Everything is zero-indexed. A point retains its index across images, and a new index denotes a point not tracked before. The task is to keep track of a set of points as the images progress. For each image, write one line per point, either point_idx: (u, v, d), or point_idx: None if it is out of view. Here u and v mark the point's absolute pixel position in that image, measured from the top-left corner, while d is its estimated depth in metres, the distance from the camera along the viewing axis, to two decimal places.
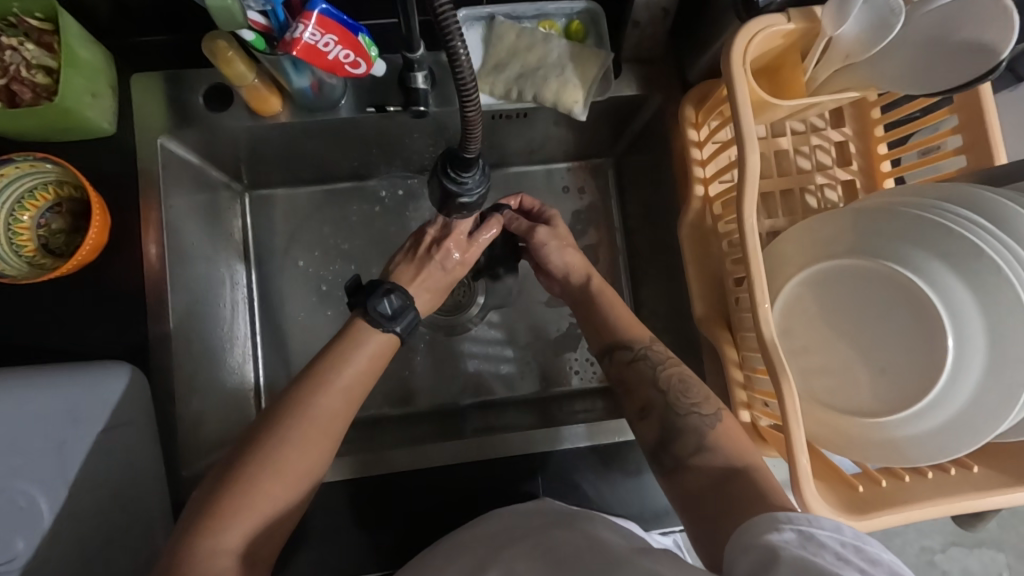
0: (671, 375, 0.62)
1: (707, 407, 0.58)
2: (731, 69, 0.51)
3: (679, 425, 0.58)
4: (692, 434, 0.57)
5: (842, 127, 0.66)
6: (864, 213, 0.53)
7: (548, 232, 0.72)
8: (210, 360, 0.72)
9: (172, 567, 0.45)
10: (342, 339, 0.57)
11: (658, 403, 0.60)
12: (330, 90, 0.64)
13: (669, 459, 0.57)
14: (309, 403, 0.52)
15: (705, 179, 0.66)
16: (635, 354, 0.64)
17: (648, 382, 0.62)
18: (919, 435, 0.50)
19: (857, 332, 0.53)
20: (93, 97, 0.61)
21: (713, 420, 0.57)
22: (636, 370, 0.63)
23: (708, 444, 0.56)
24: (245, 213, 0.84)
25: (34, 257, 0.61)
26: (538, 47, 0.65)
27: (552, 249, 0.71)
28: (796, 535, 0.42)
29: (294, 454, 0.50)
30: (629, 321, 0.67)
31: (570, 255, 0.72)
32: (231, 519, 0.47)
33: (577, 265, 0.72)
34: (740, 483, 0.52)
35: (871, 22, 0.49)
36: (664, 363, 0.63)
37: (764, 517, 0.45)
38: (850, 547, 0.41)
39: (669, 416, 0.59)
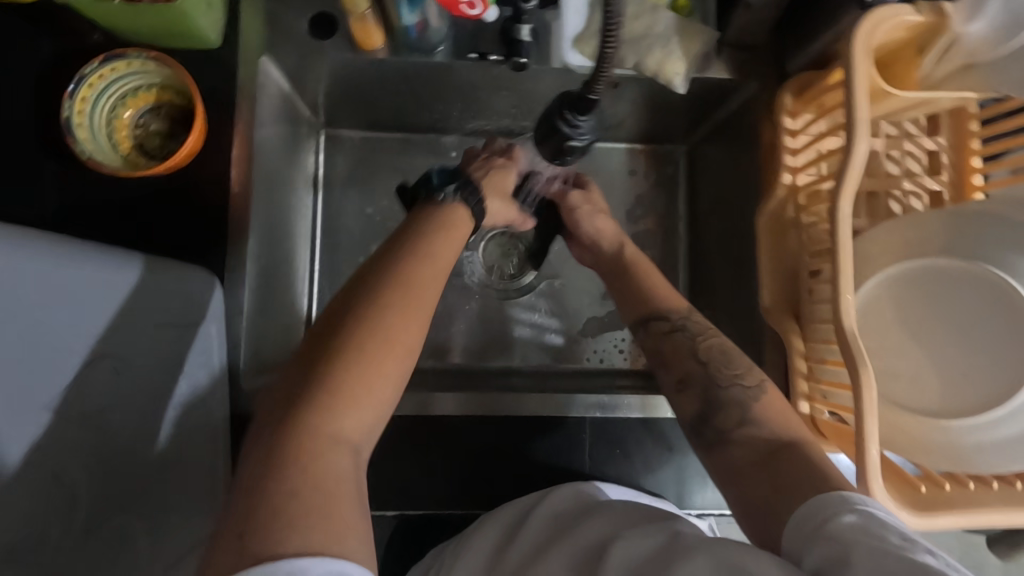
0: (711, 347, 0.61)
1: (750, 379, 0.58)
2: (852, 51, 0.51)
3: (720, 397, 0.57)
4: (734, 408, 0.56)
5: (938, 136, 0.66)
6: (965, 217, 0.53)
7: (582, 197, 0.75)
8: (276, 284, 0.73)
9: (287, 439, 0.40)
10: (419, 230, 0.55)
11: (698, 375, 0.60)
12: (434, 31, 0.65)
13: (709, 433, 0.57)
14: (404, 280, 0.49)
15: (795, 168, 0.64)
16: (671, 325, 0.64)
17: (686, 354, 0.61)
18: (990, 443, 0.50)
19: (939, 334, 0.53)
20: (207, 6, 0.61)
21: (757, 393, 0.56)
22: (671, 341, 0.63)
23: (752, 417, 0.55)
24: (318, 151, 0.85)
25: (128, 155, 0.62)
26: (645, 17, 0.65)
27: (583, 212, 0.74)
28: (856, 516, 0.41)
29: (395, 331, 0.46)
30: (669, 291, 0.67)
31: (602, 223, 0.74)
32: (350, 388, 0.43)
33: (608, 233, 0.74)
34: (789, 457, 0.50)
35: (1003, 22, 0.49)
36: (702, 334, 0.62)
37: (823, 496, 0.44)
38: (913, 530, 0.40)
39: (710, 387, 0.58)
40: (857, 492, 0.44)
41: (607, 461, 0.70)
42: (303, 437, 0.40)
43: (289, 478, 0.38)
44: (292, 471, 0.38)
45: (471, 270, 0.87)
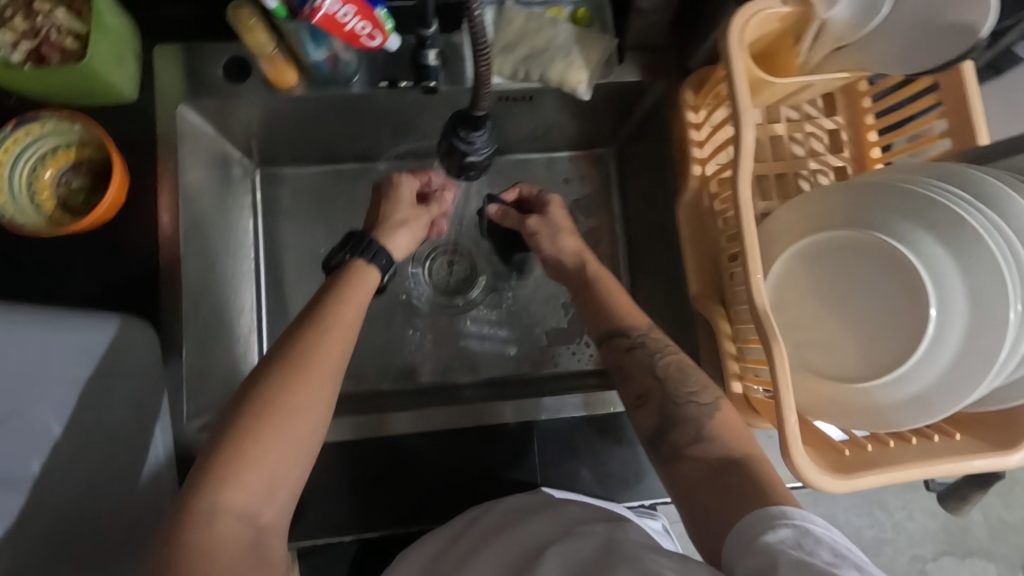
0: (669, 364, 0.63)
1: (706, 396, 0.60)
2: (729, 48, 0.54)
3: (677, 415, 0.60)
4: (690, 424, 0.59)
5: (835, 116, 0.69)
6: (856, 188, 0.56)
7: (541, 221, 0.75)
8: (219, 325, 0.74)
9: (184, 509, 0.48)
10: (337, 283, 0.60)
11: (654, 391, 0.62)
12: (344, 66, 0.67)
13: (666, 449, 0.60)
14: (298, 344, 0.54)
15: (702, 159, 0.68)
16: (632, 341, 0.66)
17: (645, 371, 0.64)
18: (904, 400, 0.52)
19: (847, 302, 0.55)
20: (118, 63, 0.63)
21: (712, 410, 0.59)
22: (633, 359, 0.65)
23: (706, 434, 0.58)
24: (255, 190, 0.87)
25: (53, 214, 0.63)
26: (545, 31, 0.68)
27: (544, 236, 0.74)
28: (790, 530, 0.47)
29: (301, 402, 0.52)
30: (616, 302, 0.69)
31: (565, 240, 0.74)
32: (235, 462, 0.49)
33: (571, 250, 0.74)
34: (738, 474, 0.55)
35: (859, 6, 0.53)
36: (661, 351, 0.64)
37: (763, 510, 0.50)
38: (839, 545, 0.46)
39: (667, 405, 0.61)
40: (796, 507, 0.50)
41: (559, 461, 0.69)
42: (195, 507, 0.47)
43: (190, 541, 0.46)
44: (190, 537, 0.46)
45: (418, 292, 0.88)
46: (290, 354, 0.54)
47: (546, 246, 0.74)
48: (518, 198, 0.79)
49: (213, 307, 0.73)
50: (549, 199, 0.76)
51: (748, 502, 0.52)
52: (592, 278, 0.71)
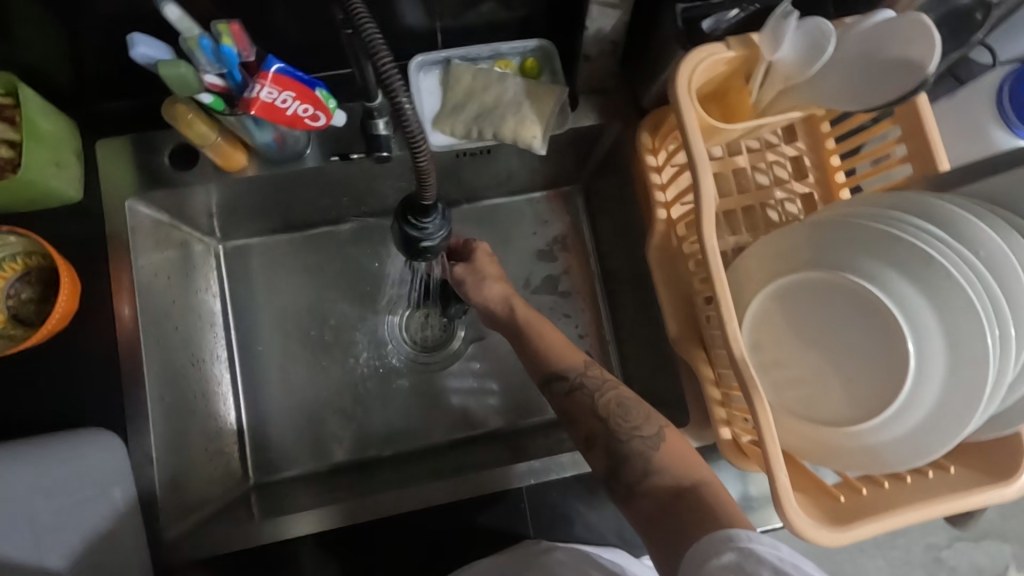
0: (610, 401, 0.60)
1: (649, 429, 0.58)
2: (678, 97, 0.53)
3: (623, 452, 0.57)
4: (637, 459, 0.56)
5: (795, 142, 0.68)
6: (820, 226, 0.55)
7: (466, 269, 0.74)
8: (189, 416, 0.71)
9: None
10: None
11: (600, 431, 0.59)
12: (293, 142, 0.65)
13: (621, 487, 0.56)
14: None
15: (666, 203, 0.67)
16: (571, 384, 0.63)
17: (587, 412, 0.61)
18: (894, 441, 0.51)
19: (824, 343, 0.54)
20: (57, 166, 0.61)
21: (656, 441, 0.57)
22: (574, 401, 0.62)
23: (655, 467, 0.55)
24: (220, 266, 0.85)
25: (3, 329, 0.60)
26: (494, 87, 0.67)
27: (470, 285, 0.72)
28: (735, 554, 0.45)
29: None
30: (563, 347, 0.66)
31: (490, 287, 0.72)
32: None
33: (497, 296, 0.72)
34: (692, 501, 0.52)
35: (805, 46, 0.51)
36: (600, 388, 0.62)
37: (711, 536, 0.47)
38: (787, 563, 0.43)
39: (612, 442, 0.58)
40: (745, 529, 0.47)
41: (552, 524, 0.67)
42: None
43: None
44: None
45: (398, 352, 0.87)
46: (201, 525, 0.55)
47: (473, 293, 0.72)
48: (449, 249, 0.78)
49: (180, 399, 0.70)
50: (474, 246, 0.75)
51: (702, 524, 0.49)
52: (538, 330, 0.69)
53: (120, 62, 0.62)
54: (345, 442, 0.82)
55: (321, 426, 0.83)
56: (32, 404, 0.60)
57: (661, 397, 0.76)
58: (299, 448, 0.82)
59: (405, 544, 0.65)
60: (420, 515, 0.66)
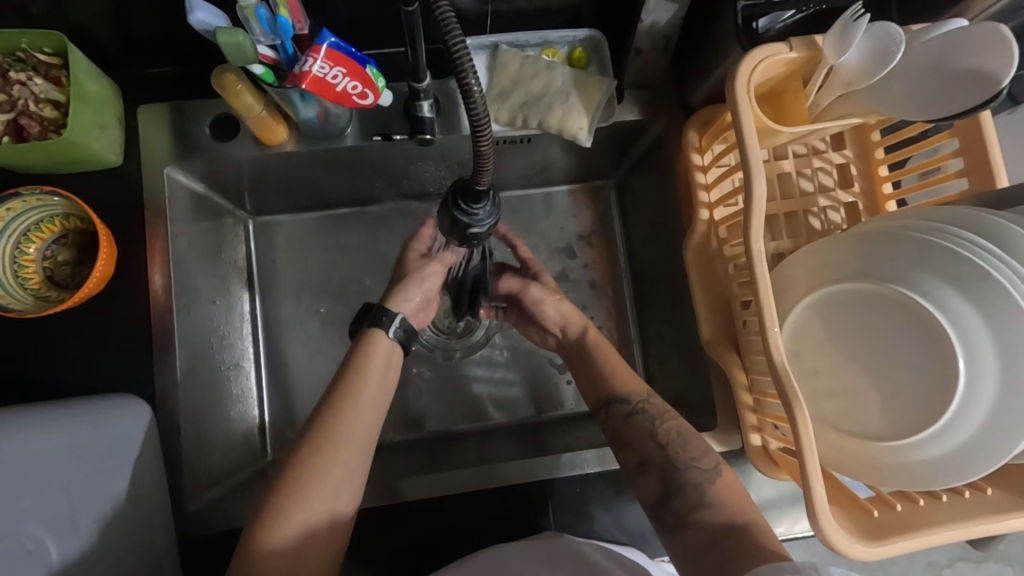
0: (670, 429, 0.60)
1: (706, 462, 0.58)
2: (735, 97, 0.52)
3: (681, 479, 0.57)
4: (693, 491, 0.56)
5: (843, 150, 0.67)
6: (867, 237, 0.54)
7: (540, 288, 0.72)
8: (214, 388, 0.71)
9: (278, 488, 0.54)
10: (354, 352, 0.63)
11: (656, 459, 0.58)
12: (336, 119, 0.64)
13: (670, 516, 0.56)
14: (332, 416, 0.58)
15: (709, 203, 0.66)
16: (632, 408, 0.62)
17: (645, 438, 0.60)
18: (935, 460, 0.50)
19: (867, 355, 0.53)
20: (100, 129, 0.61)
21: (712, 475, 0.57)
22: (634, 426, 0.61)
23: (709, 500, 0.55)
24: (248, 239, 0.84)
25: (39, 290, 0.60)
26: (542, 74, 0.66)
27: (546, 302, 0.71)
28: None
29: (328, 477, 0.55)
30: (627, 374, 0.65)
31: (567, 306, 0.71)
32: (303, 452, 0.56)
33: (573, 316, 0.71)
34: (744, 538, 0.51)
35: (872, 51, 0.50)
36: (661, 416, 0.61)
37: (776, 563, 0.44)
38: None
39: (669, 469, 0.58)
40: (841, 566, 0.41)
41: (571, 519, 0.66)
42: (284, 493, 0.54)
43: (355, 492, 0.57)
44: None
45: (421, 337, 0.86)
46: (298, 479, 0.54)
47: (550, 313, 0.71)
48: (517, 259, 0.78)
49: (206, 372, 0.70)
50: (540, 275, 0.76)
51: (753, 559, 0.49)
52: (602, 350, 0.68)
53: (170, 28, 0.61)
54: None
55: None
56: (67, 367, 0.60)
57: (685, 399, 0.76)
58: None
59: (422, 531, 0.65)
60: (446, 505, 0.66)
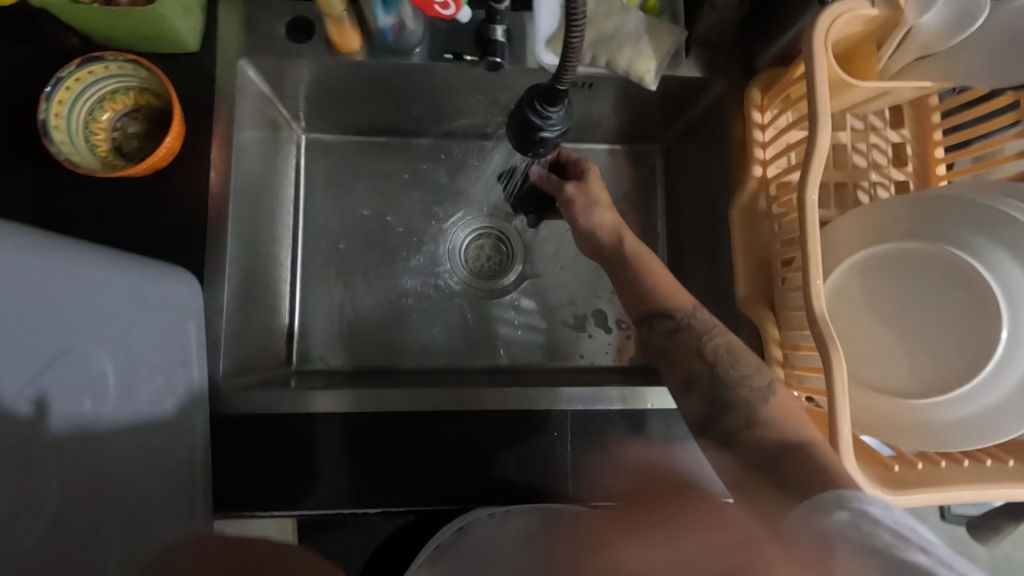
0: (717, 347, 0.61)
1: (759, 380, 0.59)
2: (811, 47, 0.53)
3: (730, 399, 0.59)
4: (743, 410, 0.58)
5: (902, 129, 0.67)
6: (928, 200, 0.54)
7: (575, 189, 0.72)
8: (253, 284, 0.73)
9: None
10: None
11: (702, 374, 0.61)
12: (410, 35, 0.66)
13: (718, 434, 0.59)
14: None
15: (763, 161, 0.66)
16: (676, 323, 0.63)
17: (689, 353, 0.62)
18: (963, 419, 0.51)
19: (906, 315, 0.54)
20: (185, 11, 0.62)
21: (766, 394, 0.58)
22: (677, 341, 0.63)
23: (761, 419, 0.57)
24: (298, 154, 0.86)
25: (107, 157, 0.62)
26: (615, 17, 0.67)
27: (579, 208, 0.71)
28: (848, 514, 0.45)
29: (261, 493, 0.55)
30: (672, 287, 0.65)
31: (600, 213, 0.70)
32: None
33: (606, 224, 0.70)
34: (796, 457, 0.52)
35: (954, 14, 0.51)
36: (709, 332, 0.63)
37: (824, 493, 0.47)
38: (903, 526, 0.44)
39: (716, 387, 0.60)
40: (858, 490, 0.47)
41: (588, 452, 0.67)
42: None
43: None
44: None
45: (452, 272, 0.88)
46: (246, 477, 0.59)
47: (579, 216, 0.71)
48: (557, 160, 0.76)
49: (248, 265, 0.72)
50: (586, 166, 0.73)
51: (803, 481, 0.50)
52: (646, 264, 0.67)
53: None
54: (386, 347, 0.84)
55: (371, 326, 0.84)
56: (122, 232, 0.62)
57: None
58: (345, 346, 0.84)
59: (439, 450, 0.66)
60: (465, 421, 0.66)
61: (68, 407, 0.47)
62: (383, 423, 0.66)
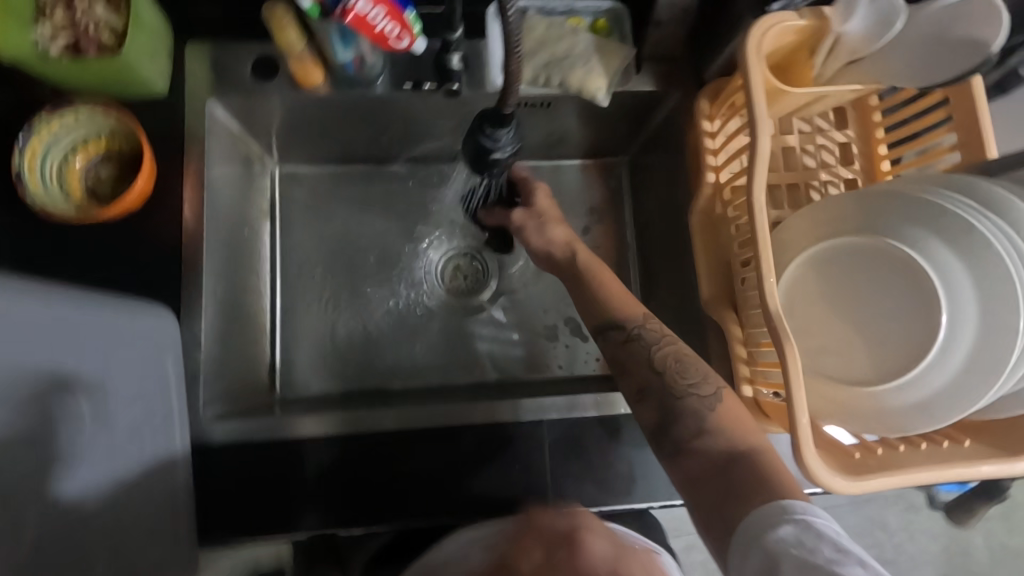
0: (667, 355, 0.62)
1: (705, 387, 0.59)
2: (746, 58, 0.56)
3: (678, 408, 0.59)
4: (691, 418, 0.58)
5: (846, 129, 0.71)
6: (868, 197, 0.57)
7: (524, 215, 0.75)
8: (233, 316, 0.75)
9: None
10: None
11: (655, 384, 0.61)
12: (370, 67, 0.69)
13: (669, 444, 0.59)
14: None
15: (716, 167, 0.70)
16: (628, 333, 0.64)
17: (642, 364, 0.62)
18: (915, 404, 0.53)
19: (856, 307, 0.56)
20: (152, 56, 0.65)
21: (713, 401, 0.58)
22: (630, 351, 0.63)
23: (708, 427, 0.57)
24: (273, 187, 0.88)
25: (80, 202, 0.64)
26: (566, 39, 0.70)
27: (531, 228, 0.74)
28: (793, 526, 0.47)
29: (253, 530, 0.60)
30: (622, 296, 0.67)
31: (553, 230, 0.73)
32: None
33: (559, 240, 0.73)
34: (743, 467, 0.54)
35: (874, 21, 0.54)
36: (658, 342, 0.63)
37: (768, 506, 0.50)
38: (844, 538, 0.46)
39: (667, 398, 0.60)
40: (801, 500, 0.50)
41: (566, 459, 0.69)
42: None
43: None
44: None
45: (429, 292, 0.90)
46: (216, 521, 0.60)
47: (533, 236, 0.74)
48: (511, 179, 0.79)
49: (227, 297, 0.73)
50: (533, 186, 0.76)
51: (754, 496, 0.51)
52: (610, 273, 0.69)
53: None
54: (368, 370, 0.85)
55: (353, 350, 0.86)
56: (98, 272, 0.63)
57: None
58: (328, 371, 0.85)
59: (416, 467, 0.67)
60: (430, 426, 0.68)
61: (42, 441, 0.52)
62: (361, 445, 0.67)
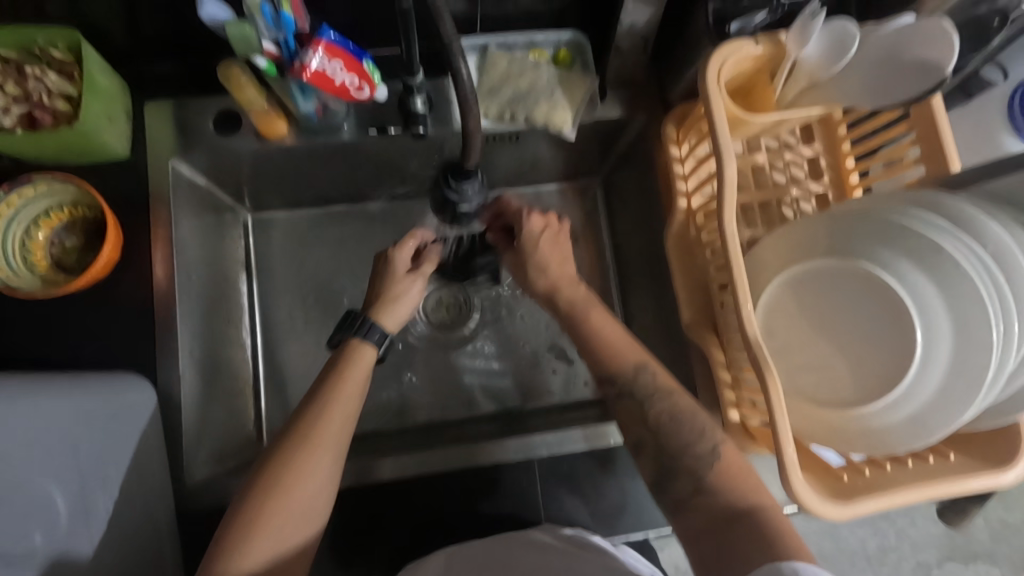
0: (661, 414, 0.60)
1: (703, 447, 0.58)
2: (707, 90, 0.56)
3: (673, 465, 0.58)
4: (687, 477, 0.58)
5: (813, 143, 0.71)
6: (837, 219, 0.57)
7: (513, 259, 0.71)
8: (214, 372, 0.74)
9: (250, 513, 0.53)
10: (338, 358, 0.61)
11: (649, 440, 0.60)
12: (333, 115, 0.68)
13: (670, 500, 0.59)
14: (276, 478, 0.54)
15: (687, 193, 0.70)
16: (619, 390, 0.62)
17: (636, 419, 0.61)
18: (899, 424, 0.53)
19: (834, 328, 0.56)
20: (110, 121, 0.64)
21: (712, 459, 0.57)
22: (624, 408, 0.62)
23: (708, 486, 0.56)
24: (247, 234, 0.87)
25: (46, 273, 0.63)
26: (528, 73, 0.70)
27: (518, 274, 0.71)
28: None
29: (307, 478, 0.54)
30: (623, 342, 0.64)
31: (536, 276, 0.68)
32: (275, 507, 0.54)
33: (541, 290, 0.68)
34: (755, 521, 0.53)
35: (829, 45, 0.54)
36: (652, 397, 0.61)
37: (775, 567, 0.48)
38: None
39: (662, 448, 0.60)
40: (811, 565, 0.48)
41: (557, 494, 0.69)
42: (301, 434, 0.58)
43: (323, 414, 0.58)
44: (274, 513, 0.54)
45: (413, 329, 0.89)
46: (264, 481, 0.54)
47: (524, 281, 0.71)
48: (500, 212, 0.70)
49: (206, 354, 0.73)
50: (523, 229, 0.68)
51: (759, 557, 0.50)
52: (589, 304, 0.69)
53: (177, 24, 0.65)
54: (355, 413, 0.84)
55: None
56: (71, 344, 0.63)
57: None
58: None
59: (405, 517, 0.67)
60: (428, 487, 0.68)
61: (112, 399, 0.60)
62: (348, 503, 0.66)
